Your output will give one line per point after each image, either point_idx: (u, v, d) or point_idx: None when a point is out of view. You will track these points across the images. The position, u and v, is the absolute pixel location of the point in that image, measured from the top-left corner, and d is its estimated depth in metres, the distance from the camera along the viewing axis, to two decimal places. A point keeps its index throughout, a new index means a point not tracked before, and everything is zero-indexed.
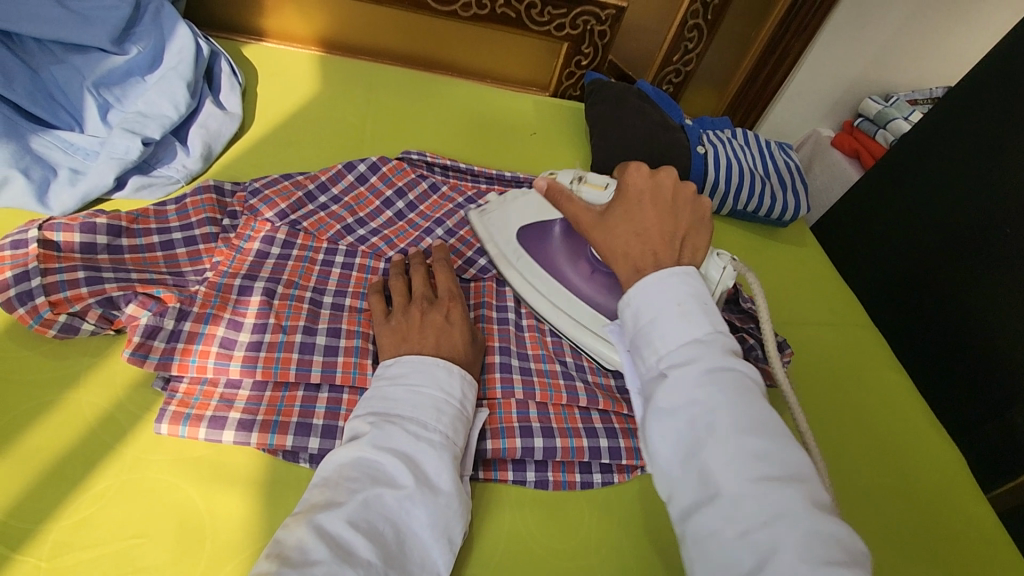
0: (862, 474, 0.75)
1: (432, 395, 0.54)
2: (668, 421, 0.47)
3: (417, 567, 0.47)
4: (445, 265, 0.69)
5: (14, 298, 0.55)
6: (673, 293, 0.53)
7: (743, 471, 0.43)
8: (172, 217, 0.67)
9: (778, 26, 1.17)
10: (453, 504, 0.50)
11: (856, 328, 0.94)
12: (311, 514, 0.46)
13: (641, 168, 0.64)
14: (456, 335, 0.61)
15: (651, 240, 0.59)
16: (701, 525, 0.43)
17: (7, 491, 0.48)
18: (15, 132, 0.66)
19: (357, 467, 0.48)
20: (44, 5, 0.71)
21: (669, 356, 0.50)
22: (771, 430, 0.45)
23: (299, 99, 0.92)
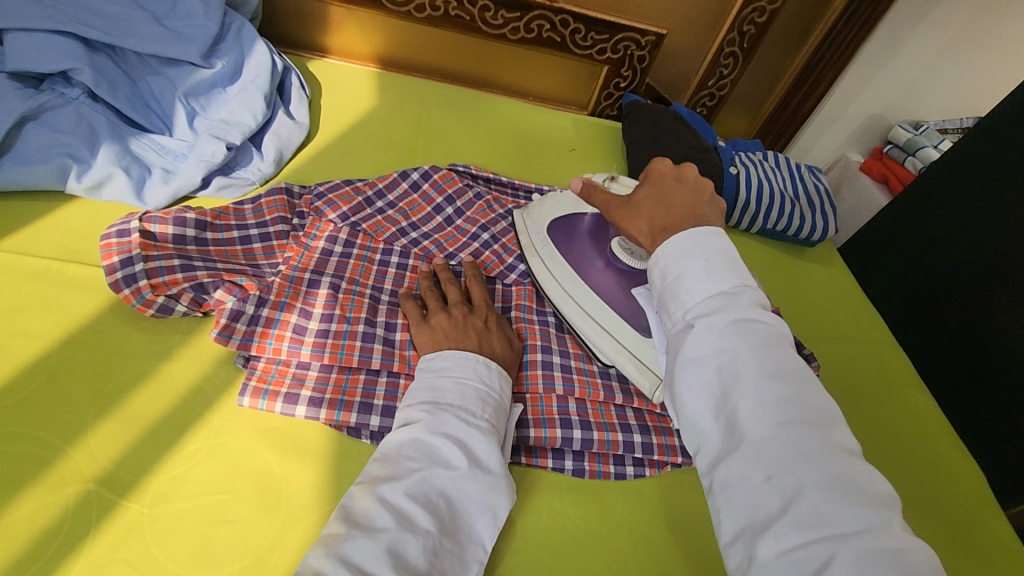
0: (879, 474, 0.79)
1: (475, 387, 0.59)
2: (694, 371, 0.48)
3: (465, 537, 0.52)
4: (475, 279, 0.75)
5: (121, 280, 0.62)
6: (700, 250, 0.54)
7: (765, 415, 0.43)
8: (249, 216, 0.75)
9: (810, 58, 1.22)
10: (497, 474, 0.55)
11: (879, 347, 0.97)
12: (375, 485, 0.51)
13: (665, 161, 0.68)
14: (495, 339, 0.67)
15: (673, 213, 0.61)
16: (725, 474, 0.44)
17: (113, 447, 0.54)
18: (117, 135, 0.74)
19: (415, 446, 0.54)
20: (146, 23, 0.79)
21: (695, 309, 0.52)
22: (795, 375, 0.46)
23: (359, 111, 0.99)
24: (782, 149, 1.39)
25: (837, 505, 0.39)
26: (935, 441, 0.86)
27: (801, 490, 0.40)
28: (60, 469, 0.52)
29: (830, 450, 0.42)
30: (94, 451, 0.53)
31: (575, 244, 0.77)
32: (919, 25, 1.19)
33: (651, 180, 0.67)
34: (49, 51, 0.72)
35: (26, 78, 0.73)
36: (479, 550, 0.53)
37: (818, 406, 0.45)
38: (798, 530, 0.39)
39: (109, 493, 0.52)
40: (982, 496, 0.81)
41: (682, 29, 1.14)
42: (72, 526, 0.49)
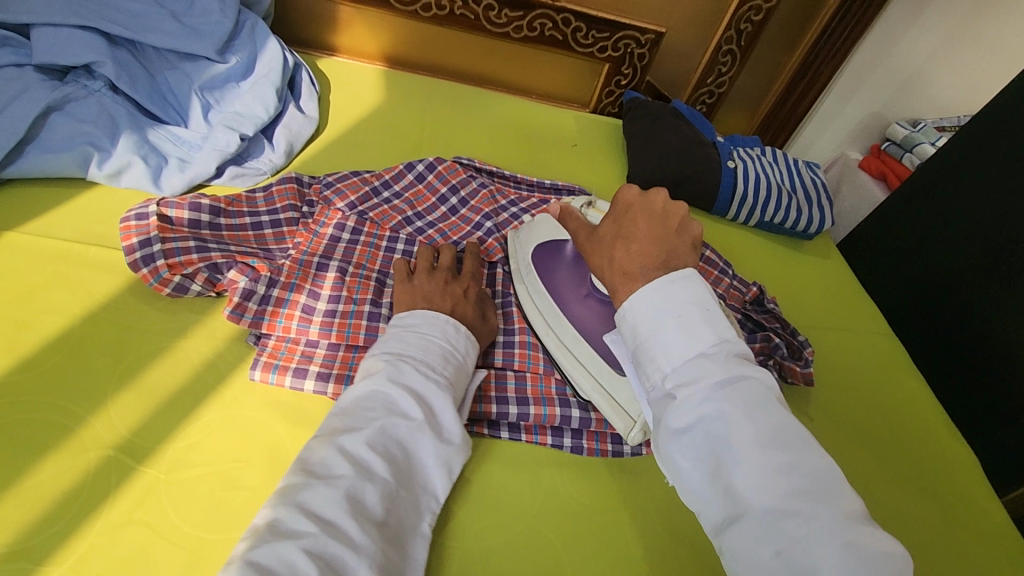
0: (878, 462, 0.81)
1: (440, 345, 0.62)
2: (685, 440, 0.49)
3: (420, 486, 0.55)
4: (473, 256, 0.77)
5: (139, 260, 0.65)
6: (673, 306, 0.54)
7: (767, 487, 0.44)
8: (260, 203, 0.78)
9: (804, 59, 1.24)
10: (452, 428, 0.58)
11: (875, 336, 0.98)
12: (333, 437, 0.52)
13: (632, 189, 0.69)
14: (470, 308, 0.70)
15: (637, 247, 0.63)
16: (733, 542, 0.45)
17: (132, 416, 0.57)
18: (136, 125, 0.77)
19: (373, 398, 0.55)
20: (165, 20, 0.83)
21: (675, 374, 0.52)
22: (786, 438, 0.47)
23: (367, 107, 1.03)
24: (781, 146, 1.41)
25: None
26: (932, 429, 0.88)
27: (808, 563, 0.41)
28: (81, 435, 0.55)
29: (836, 519, 0.42)
30: (114, 419, 0.56)
31: (557, 275, 0.77)
32: (914, 24, 1.24)
33: (619, 210, 0.69)
34: (73, 46, 0.76)
35: (51, 71, 0.77)
36: (433, 500, 0.56)
37: (819, 470, 0.45)
38: None
39: (127, 459, 0.54)
40: (977, 482, 0.83)
41: (681, 27, 1.17)
42: (93, 490, 0.52)
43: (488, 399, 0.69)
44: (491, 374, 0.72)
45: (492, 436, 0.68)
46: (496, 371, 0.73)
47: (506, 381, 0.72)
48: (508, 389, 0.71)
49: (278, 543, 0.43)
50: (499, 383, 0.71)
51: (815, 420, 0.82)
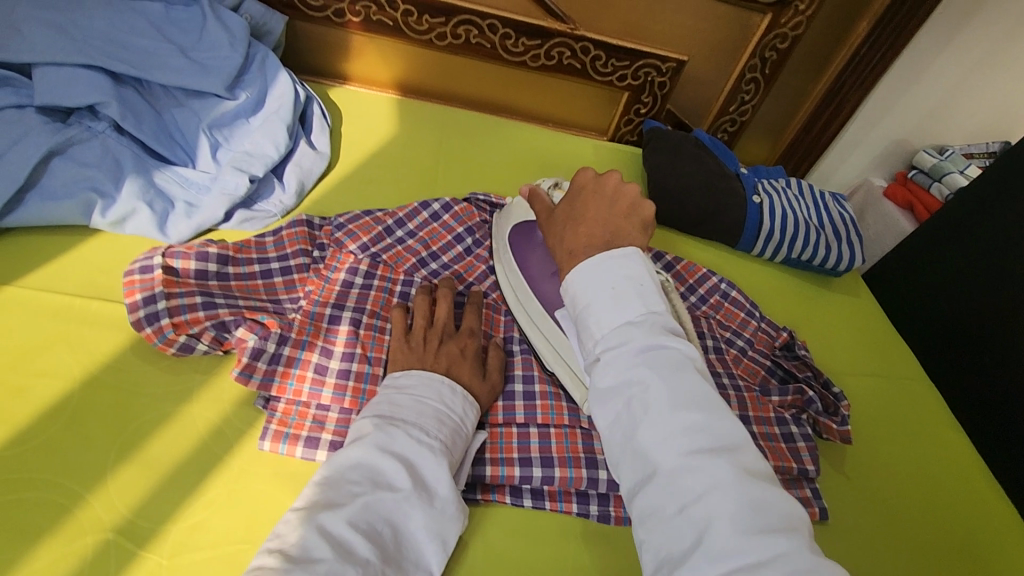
0: (916, 526, 0.76)
1: (435, 407, 0.59)
2: (608, 405, 0.50)
3: (410, 564, 0.51)
4: (474, 309, 0.73)
5: (143, 319, 0.62)
6: (608, 277, 0.56)
7: (676, 446, 0.45)
8: (270, 249, 0.74)
9: (830, 86, 1.20)
10: (446, 496, 0.54)
11: (911, 383, 0.94)
12: (314, 513, 0.49)
13: (588, 172, 0.71)
14: (467, 367, 0.65)
15: (583, 226, 0.65)
16: (644, 503, 0.45)
17: (133, 493, 0.53)
18: (142, 169, 0.74)
19: (358, 469, 0.52)
20: (173, 56, 0.80)
21: (604, 341, 0.53)
22: (702, 404, 0.47)
23: (379, 138, 0.99)
24: (805, 173, 1.36)
25: (743, 537, 0.41)
26: (968, 479, 0.84)
27: (709, 526, 0.42)
28: (79, 517, 0.51)
29: (738, 476, 0.43)
30: (114, 498, 0.53)
31: (531, 254, 0.78)
32: (944, 50, 1.17)
33: (574, 192, 0.71)
34: (78, 86, 0.73)
35: (54, 111, 0.74)
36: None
37: (726, 434, 0.46)
38: (708, 561, 0.40)
39: (128, 543, 0.51)
40: None
41: (703, 54, 1.13)
42: None
43: (511, 461, 0.65)
44: (512, 433, 0.68)
45: (514, 504, 0.64)
46: (518, 428, 0.69)
47: (530, 439, 0.68)
48: (532, 448, 0.67)
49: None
50: (522, 442, 0.67)
51: (849, 480, 0.78)
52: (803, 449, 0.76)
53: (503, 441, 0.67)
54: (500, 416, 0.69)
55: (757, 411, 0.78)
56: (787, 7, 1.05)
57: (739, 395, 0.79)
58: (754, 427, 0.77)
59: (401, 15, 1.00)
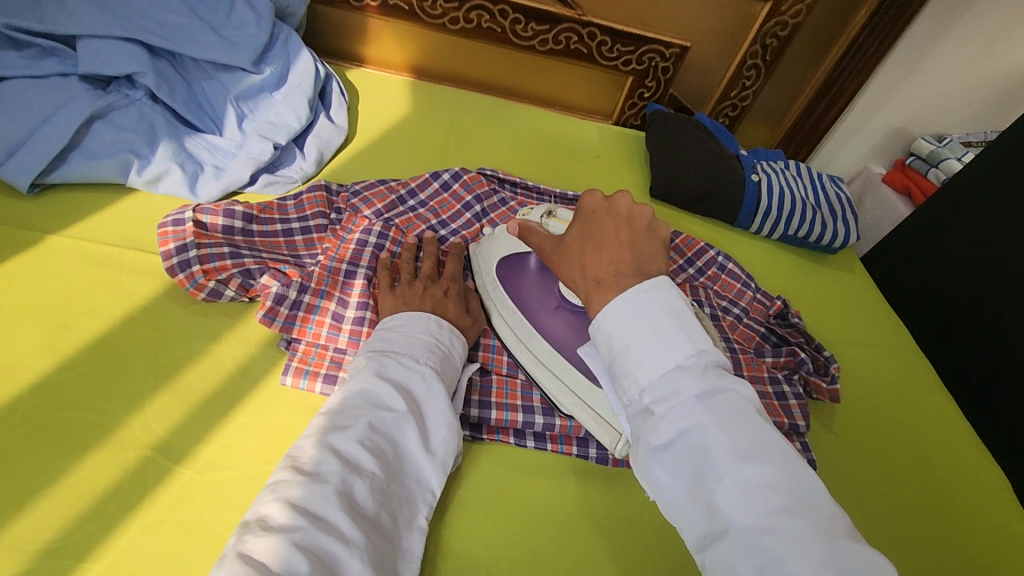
0: (904, 485, 0.79)
1: (424, 339, 0.64)
2: (665, 458, 0.46)
3: (411, 478, 0.56)
4: (455, 257, 0.79)
5: (176, 265, 0.67)
6: (646, 315, 0.51)
7: (751, 506, 0.42)
8: (291, 211, 0.79)
9: (832, 70, 1.24)
10: (441, 418, 0.59)
11: (902, 352, 0.97)
12: (322, 434, 0.53)
13: (597, 195, 0.65)
14: (451, 306, 0.71)
15: (610, 255, 0.59)
16: (717, 559, 0.43)
17: (168, 418, 0.58)
18: (175, 134, 0.80)
19: (359, 395, 0.56)
20: (203, 32, 0.85)
21: (651, 389, 0.49)
22: (768, 455, 0.44)
23: (394, 116, 1.04)
24: (804, 159, 1.40)
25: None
26: (955, 441, 0.87)
27: None
28: (121, 435, 0.56)
29: (820, 536, 0.40)
30: (152, 420, 0.58)
31: (524, 289, 0.76)
32: (941, 39, 1.21)
33: (583, 217, 0.65)
34: (117, 56, 0.78)
35: (96, 80, 0.80)
36: (428, 494, 0.57)
37: (800, 487, 0.43)
38: None
39: (164, 459, 0.55)
40: (1010, 506, 0.81)
41: (706, 41, 1.17)
42: (132, 487, 0.53)
43: (514, 407, 0.70)
44: (517, 383, 0.73)
45: (518, 445, 0.68)
46: (521, 380, 0.74)
47: (532, 391, 0.73)
48: (534, 398, 0.72)
49: (268, 540, 0.44)
50: (526, 392, 0.72)
51: (839, 439, 0.81)
52: (794, 406, 0.79)
53: (508, 388, 0.72)
54: (504, 367, 0.75)
55: (751, 370, 0.82)
56: None
57: (733, 356, 0.83)
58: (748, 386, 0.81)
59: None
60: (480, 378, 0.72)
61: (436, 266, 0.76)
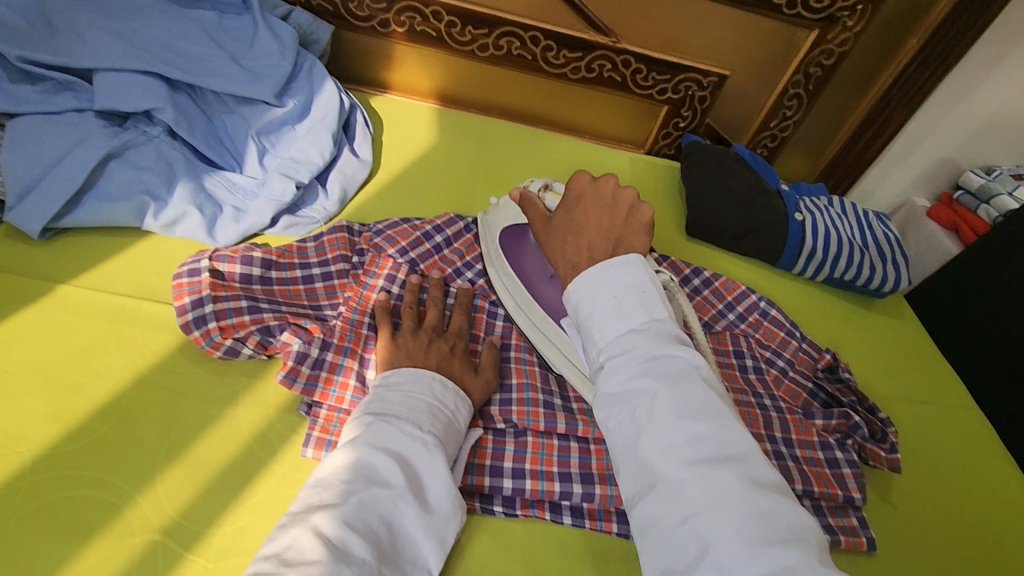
0: (976, 568, 0.73)
1: (426, 402, 0.58)
2: (612, 409, 0.51)
3: (408, 562, 0.51)
4: (462, 308, 0.74)
5: (191, 322, 0.63)
6: (611, 284, 0.57)
7: (681, 456, 0.46)
8: (311, 254, 0.75)
9: (881, 97, 1.17)
10: (442, 491, 0.54)
11: (958, 409, 0.91)
12: (309, 515, 0.49)
13: (585, 177, 0.72)
14: (457, 364, 0.66)
15: (588, 235, 0.66)
16: (647, 510, 0.46)
17: (181, 496, 0.54)
18: (193, 173, 0.76)
19: (351, 469, 0.52)
20: (226, 64, 0.81)
21: (608, 348, 0.54)
22: (707, 414, 0.48)
23: (420, 147, 1.00)
24: (845, 191, 1.33)
25: (745, 547, 0.41)
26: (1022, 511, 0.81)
27: (713, 537, 0.42)
28: (128, 517, 0.52)
29: (744, 489, 0.44)
30: (162, 499, 0.53)
31: (524, 258, 0.78)
32: (994, 69, 1.14)
33: (570, 196, 0.72)
34: (135, 91, 0.74)
35: (113, 116, 0.76)
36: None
37: (731, 445, 0.47)
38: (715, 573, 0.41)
39: (174, 545, 0.51)
40: None
41: (746, 69, 1.11)
42: None
43: (551, 476, 0.65)
44: (554, 445, 0.67)
45: (554, 521, 0.63)
46: (559, 440, 0.68)
47: (570, 453, 0.67)
48: (572, 463, 0.66)
49: None
50: (563, 455, 0.67)
51: (899, 512, 0.75)
52: (848, 476, 0.74)
53: (544, 452, 0.67)
54: (542, 422, 0.68)
55: (800, 434, 0.77)
56: (834, 23, 1.04)
57: (781, 417, 0.77)
58: (797, 450, 0.75)
59: (445, 26, 1.00)
60: (514, 442, 0.67)
61: (441, 315, 0.71)
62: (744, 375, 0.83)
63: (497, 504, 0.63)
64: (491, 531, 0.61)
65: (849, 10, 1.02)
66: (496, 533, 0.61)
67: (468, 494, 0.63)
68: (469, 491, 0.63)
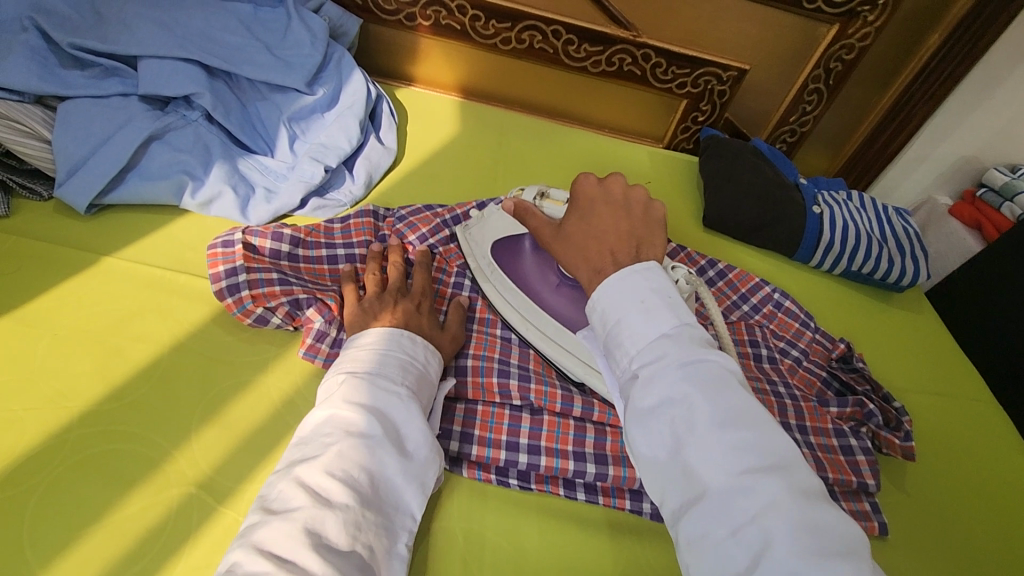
0: (995, 564, 0.72)
1: (397, 357, 0.61)
2: (646, 421, 0.45)
3: (391, 506, 0.54)
4: (421, 266, 0.76)
5: (225, 289, 0.66)
6: (637, 290, 0.52)
7: (726, 465, 0.41)
8: (337, 235, 0.78)
9: (903, 92, 1.17)
10: (417, 437, 0.57)
11: (978, 405, 0.90)
12: (292, 470, 0.52)
13: (591, 180, 0.67)
14: (424, 321, 0.68)
15: (609, 238, 0.60)
16: (692, 527, 0.41)
17: (215, 453, 0.57)
18: (229, 155, 0.79)
19: (329, 423, 0.55)
20: (260, 53, 0.85)
21: (639, 356, 0.49)
22: (747, 418, 0.43)
23: (442, 137, 1.03)
24: (865, 187, 1.33)
25: (804, 558, 0.37)
26: None
27: (767, 548, 0.38)
28: (166, 470, 0.55)
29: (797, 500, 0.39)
30: (197, 455, 0.56)
31: (522, 269, 0.76)
32: (1020, 66, 1.13)
33: (580, 201, 0.66)
34: (175, 77, 0.78)
35: (154, 100, 0.80)
36: (409, 519, 0.55)
37: (777, 449, 0.42)
38: None
39: (207, 497, 0.54)
40: None
41: (766, 64, 1.12)
42: (175, 526, 0.52)
43: (565, 455, 0.66)
44: (569, 425, 0.69)
45: (567, 497, 0.65)
46: (575, 422, 0.69)
47: (586, 434, 0.68)
48: (587, 443, 0.68)
49: None
50: (578, 435, 0.68)
51: (915, 505, 0.75)
52: (862, 463, 0.74)
53: (560, 431, 0.68)
54: (559, 404, 0.69)
55: (814, 421, 0.77)
56: (854, 18, 1.04)
57: (796, 405, 0.78)
58: (811, 437, 0.76)
59: (469, 20, 1.03)
60: (530, 419, 0.69)
61: (404, 277, 0.73)
62: (758, 364, 0.84)
63: (512, 477, 0.65)
64: (506, 502, 0.63)
65: (870, 5, 1.02)
66: (510, 505, 0.63)
67: (484, 467, 0.65)
68: (485, 465, 0.65)
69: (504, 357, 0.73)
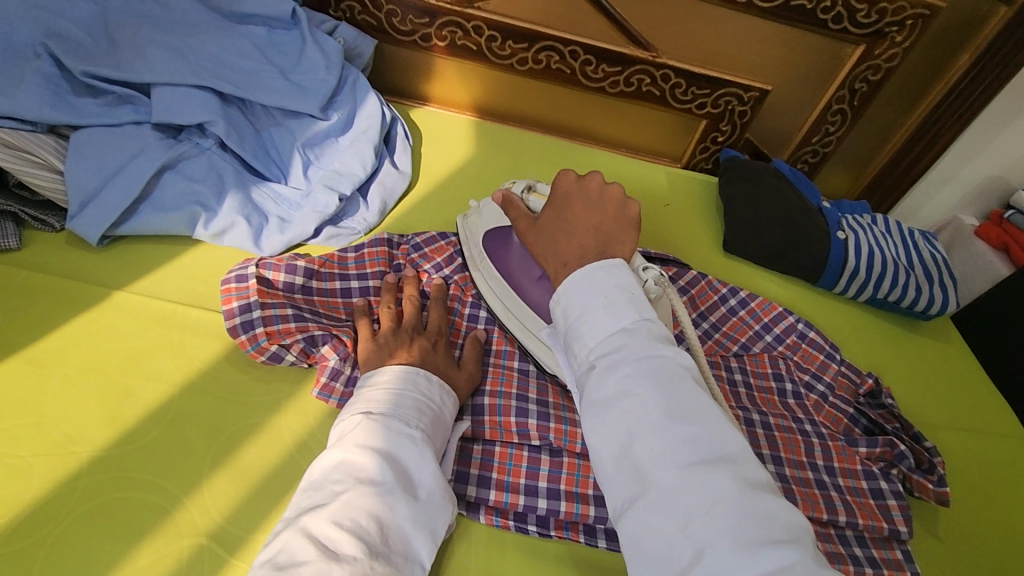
0: None
1: (412, 398, 0.59)
2: (601, 416, 0.46)
3: (401, 556, 0.51)
4: (438, 301, 0.74)
5: (238, 326, 0.64)
6: (599, 286, 0.52)
7: (674, 458, 0.42)
8: (351, 265, 0.76)
9: (930, 113, 1.14)
10: (429, 483, 0.55)
11: (1010, 442, 0.87)
12: (299, 518, 0.50)
13: (569, 175, 0.66)
14: (441, 357, 0.67)
15: (576, 235, 0.61)
16: (637, 520, 0.41)
17: (226, 500, 0.55)
18: (242, 184, 0.78)
19: (340, 469, 0.53)
20: (274, 78, 0.84)
21: (598, 349, 0.50)
22: (699, 414, 0.44)
23: (457, 159, 1.01)
24: (889, 208, 1.30)
25: (743, 547, 0.37)
26: None
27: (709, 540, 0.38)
28: (177, 520, 0.53)
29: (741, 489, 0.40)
30: (208, 503, 0.55)
31: (508, 259, 0.75)
32: None
33: (556, 196, 0.67)
34: (188, 104, 0.77)
35: (167, 128, 0.78)
36: (418, 570, 0.52)
37: (726, 444, 0.43)
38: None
39: (218, 549, 0.53)
40: None
41: (788, 84, 1.09)
42: None
43: (586, 499, 0.64)
44: (590, 467, 0.66)
45: (588, 545, 0.63)
46: None
47: None
48: None
49: None
50: (599, 478, 0.66)
51: (948, 551, 0.72)
52: (893, 508, 0.71)
53: (581, 473, 0.66)
54: (579, 445, 0.67)
55: (843, 462, 0.75)
56: (882, 38, 1.01)
57: (823, 444, 0.76)
58: (839, 479, 0.73)
59: (485, 40, 1.01)
60: (549, 461, 0.66)
61: (419, 311, 0.72)
62: (783, 399, 0.82)
63: (531, 523, 0.63)
64: (524, 550, 0.61)
65: (898, 26, 1.00)
66: (529, 553, 0.61)
67: (502, 512, 0.63)
68: (503, 510, 0.63)
69: (521, 393, 0.70)
